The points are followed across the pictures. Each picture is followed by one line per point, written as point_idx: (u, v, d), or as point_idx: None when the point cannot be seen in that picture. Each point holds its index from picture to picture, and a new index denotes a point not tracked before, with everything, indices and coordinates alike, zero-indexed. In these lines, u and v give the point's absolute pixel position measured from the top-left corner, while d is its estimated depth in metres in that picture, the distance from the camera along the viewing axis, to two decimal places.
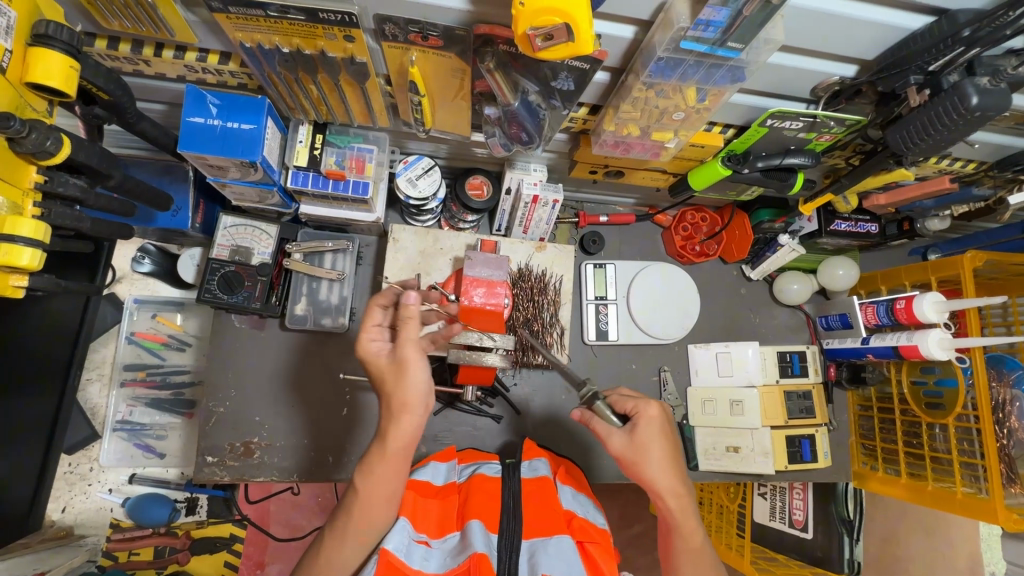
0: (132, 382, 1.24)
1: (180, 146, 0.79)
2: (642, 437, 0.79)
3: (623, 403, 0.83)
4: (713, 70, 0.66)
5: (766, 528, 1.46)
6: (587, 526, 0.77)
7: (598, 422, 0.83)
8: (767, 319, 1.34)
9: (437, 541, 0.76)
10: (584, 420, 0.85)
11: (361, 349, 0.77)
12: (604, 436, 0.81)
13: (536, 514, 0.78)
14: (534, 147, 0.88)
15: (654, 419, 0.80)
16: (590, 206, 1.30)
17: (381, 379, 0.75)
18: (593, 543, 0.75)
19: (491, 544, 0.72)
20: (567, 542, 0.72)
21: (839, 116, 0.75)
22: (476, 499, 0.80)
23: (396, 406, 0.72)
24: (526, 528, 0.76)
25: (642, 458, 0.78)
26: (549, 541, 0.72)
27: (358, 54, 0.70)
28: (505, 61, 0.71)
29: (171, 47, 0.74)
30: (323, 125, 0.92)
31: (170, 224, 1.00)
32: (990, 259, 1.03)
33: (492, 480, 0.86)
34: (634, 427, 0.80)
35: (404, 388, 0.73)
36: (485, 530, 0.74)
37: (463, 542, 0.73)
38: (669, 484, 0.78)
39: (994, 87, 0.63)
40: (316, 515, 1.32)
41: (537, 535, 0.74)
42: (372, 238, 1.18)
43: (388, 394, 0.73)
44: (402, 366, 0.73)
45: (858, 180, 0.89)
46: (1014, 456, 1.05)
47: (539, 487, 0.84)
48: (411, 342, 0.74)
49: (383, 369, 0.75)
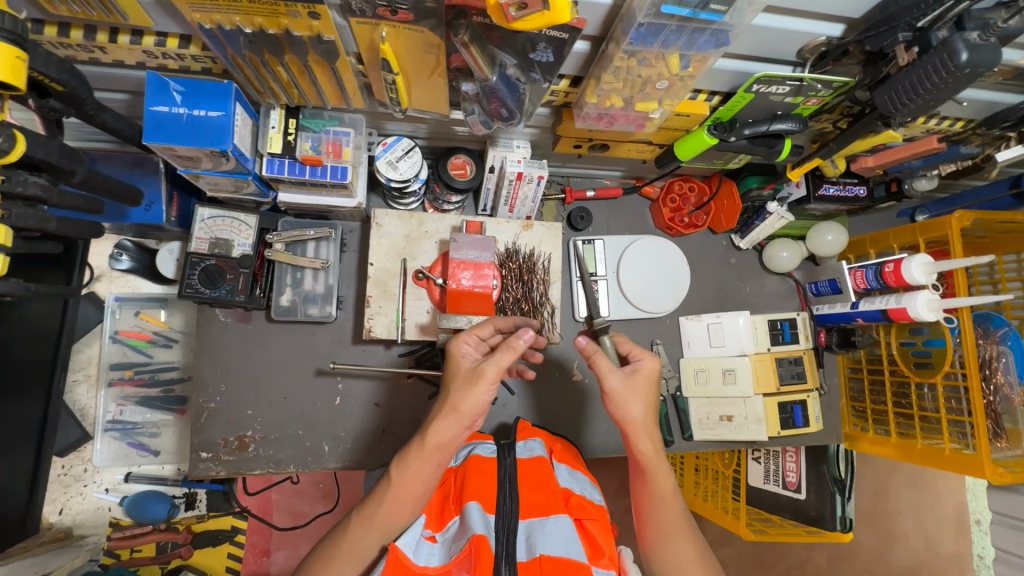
0: (120, 381, 1.22)
1: (145, 138, 0.76)
2: (638, 384, 0.82)
3: (629, 347, 0.86)
4: (696, 34, 0.63)
5: (761, 492, 1.46)
6: (584, 503, 0.79)
7: (600, 358, 0.83)
8: (756, 288, 1.34)
9: (440, 533, 0.77)
10: (585, 349, 0.84)
11: (450, 345, 0.80)
12: (602, 372, 0.82)
13: (532, 493, 0.78)
14: (515, 123, 0.85)
15: (653, 372, 0.84)
16: (576, 181, 1.28)
17: (453, 377, 0.77)
18: (591, 520, 0.77)
19: (490, 525, 0.73)
20: (565, 520, 0.74)
21: (826, 78, 0.73)
22: (473, 483, 0.80)
23: (450, 407, 0.76)
24: (523, 508, 0.76)
25: (632, 399, 0.82)
26: (546, 519, 0.73)
27: (324, 32, 0.67)
28: (480, 33, 0.69)
29: (127, 31, 0.70)
30: (296, 109, 0.89)
31: (144, 219, 0.97)
32: (978, 218, 1.03)
33: (489, 461, 0.85)
34: (632, 372, 0.83)
35: (467, 397, 0.75)
36: (482, 511, 0.75)
37: (463, 527, 0.74)
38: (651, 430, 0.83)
39: (983, 42, 0.62)
40: (318, 502, 1.33)
41: (535, 514, 0.75)
42: (355, 224, 1.14)
43: (448, 395, 0.76)
44: (477, 377, 0.75)
45: (847, 144, 0.89)
46: (1001, 411, 1.08)
47: (535, 468, 0.83)
48: (497, 368, 0.74)
49: (460, 372, 0.77)
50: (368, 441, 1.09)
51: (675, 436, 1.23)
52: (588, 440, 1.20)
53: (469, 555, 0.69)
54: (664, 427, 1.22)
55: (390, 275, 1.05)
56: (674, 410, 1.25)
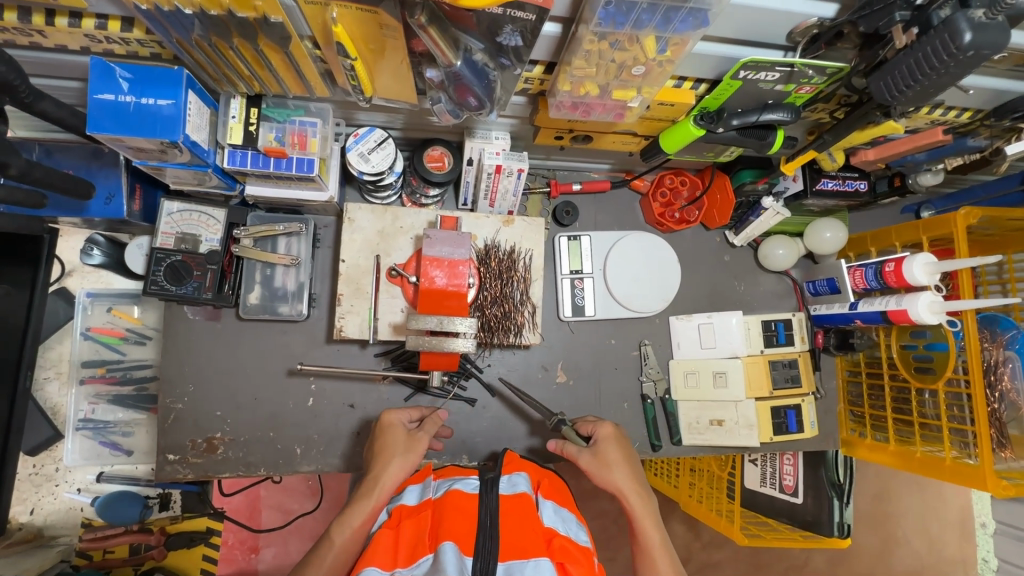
0: (91, 379, 1.19)
1: (90, 128, 0.71)
2: (604, 450, 0.87)
3: (585, 426, 0.94)
4: (671, 13, 0.58)
5: (757, 494, 1.40)
6: (568, 546, 0.70)
7: (567, 446, 0.92)
8: (750, 286, 1.29)
9: (409, 571, 0.68)
10: (556, 448, 0.93)
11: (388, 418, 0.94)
12: (573, 456, 0.89)
13: (515, 534, 0.71)
14: (486, 112, 0.80)
15: (611, 436, 0.90)
16: (563, 174, 1.22)
17: (392, 446, 0.89)
18: (574, 565, 0.68)
19: (464, 568, 0.65)
20: (546, 564, 0.66)
21: (818, 64, 0.67)
22: (450, 520, 0.73)
23: (398, 467, 0.86)
24: (503, 549, 0.69)
25: (608, 467, 0.85)
26: (526, 563, 0.66)
27: (270, 12, 0.62)
28: (440, 14, 0.63)
29: (65, 14, 0.65)
30: (258, 98, 0.84)
31: (104, 214, 0.92)
32: (986, 215, 0.97)
33: (469, 496, 0.79)
34: (596, 444, 0.89)
35: (410, 459, 0.88)
36: (458, 552, 0.68)
37: (434, 567, 0.66)
38: (633, 487, 0.84)
39: (989, 21, 0.56)
40: (306, 499, 1.32)
41: (515, 557, 0.68)
42: (329, 218, 1.10)
43: (390, 456, 0.88)
44: (416, 444, 0.91)
45: (842, 137, 0.83)
46: (1006, 418, 1.03)
47: (520, 504, 0.77)
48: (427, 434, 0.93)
49: (399, 438, 0.91)
50: (341, 444, 1.06)
51: (664, 441, 1.18)
52: None
53: None
54: (652, 431, 1.16)
55: (363, 272, 1.01)
56: (663, 413, 1.19)
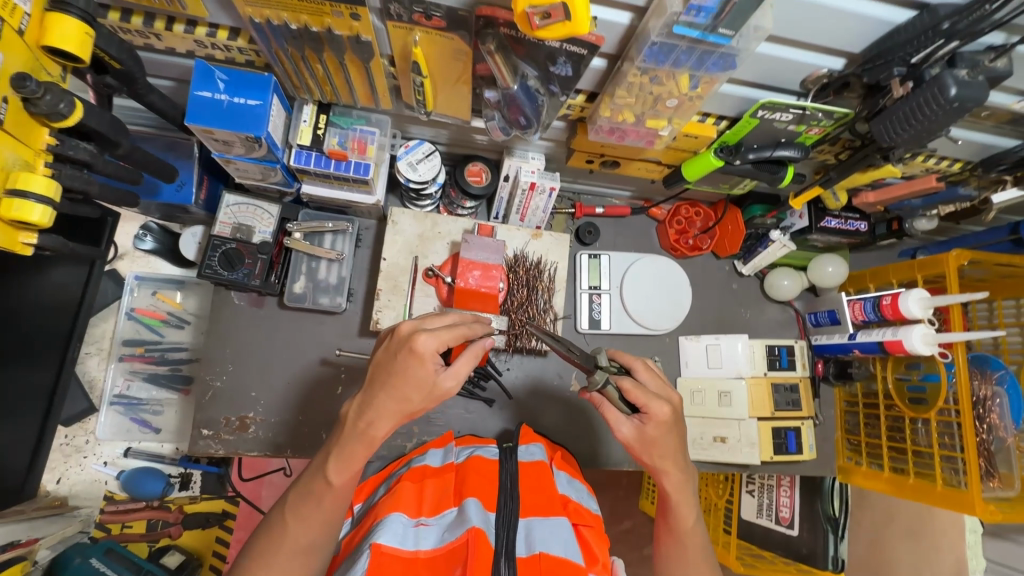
0: (130, 357, 1.25)
1: (187, 119, 0.81)
2: (650, 434, 0.78)
3: (635, 395, 0.78)
4: (705, 56, 0.68)
5: (752, 526, 1.47)
6: (581, 509, 0.80)
7: (609, 409, 0.81)
8: (756, 314, 1.37)
9: (433, 518, 0.76)
10: (594, 401, 0.83)
11: (419, 344, 0.70)
12: (613, 426, 0.80)
13: (532, 495, 0.79)
14: (532, 132, 0.91)
15: (664, 421, 0.78)
16: (587, 198, 1.32)
17: (409, 384, 0.71)
18: (587, 526, 0.77)
19: (488, 520, 0.73)
20: (563, 523, 0.74)
21: (827, 108, 0.77)
22: (474, 481, 0.82)
23: (402, 414, 0.73)
24: (523, 508, 0.77)
25: (649, 449, 0.80)
26: (545, 520, 0.74)
27: (363, 32, 0.73)
28: (507, 44, 0.74)
29: (182, 21, 0.76)
30: (327, 106, 0.95)
31: (174, 199, 1.02)
32: (975, 258, 1.06)
33: (490, 462, 0.88)
34: (642, 424, 0.78)
35: (423, 407, 0.74)
36: (482, 508, 0.75)
37: (460, 518, 0.74)
38: (674, 475, 0.81)
39: (972, 79, 0.66)
40: None
41: (534, 514, 0.75)
42: (372, 222, 1.19)
43: (406, 403, 0.72)
44: (436, 390, 0.73)
45: (846, 175, 0.93)
46: (994, 451, 1.08)
47: (537, 471, 0.85)
48: (455, 378, 0.74)
49: (422, 385, 0.71)
50: None
51: None
52: (585, 450, 1.19)
53: (464, 546, 0.68)
54: None
55: (401, 271, 1.09)
56: None
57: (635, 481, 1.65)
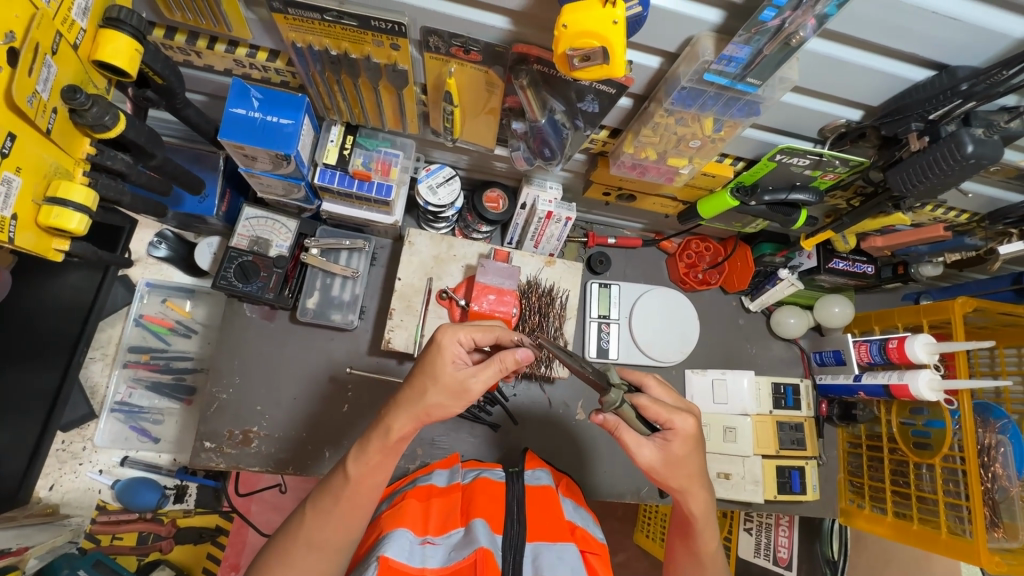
0: (135, 364, 1.25)
1: (220, 134, 0.82)
2: (676, 453, 0.77)
3: (659, 413, 0.77)
4: (731, 103, 0.71)
5: (750, 565, 1.46)
6: (588, 536, 0.78)
7: (626, 432, 0.77)
8: (762, 351, 1.37)
9: (439, 538, 0.75)
10: (607, 425, 0.79)
11: (438, 337, 0.75)
12: (634, 448, 0.77)
13: (541, 522, 0.78)
14: (555, 163, 0.92)
15: (689, 436, 0.77)
16: (599, 228, 1.35)
17: (431, 378, 0.73)
18: (594, 554, 0.75)
19: (495, 543, 0.72)
20: (571, 549, 0.73)
21: (844, 156, 0.80)
22: (482, 502, 0.80)
23: (420, 411, 0.73)
24: (530, 532, 0.76)
25: (673, 469, 0.78)
26: (553, 546, 0.73)
27: (400, 61, 0.75)
28: (537, 80, 0.76)
29: (224, 41, 0.78)
30: (355, 127, 0.97)
31: (195, 209, 1.04)
32: (980, 306, 1.07)
33: (498, 484, 0.86)
34: (666, 443, 0.77)
35: (440, 406, 0.74)
36: (489, 529, 0.75)
37: (468, 538, 0.73)
38: (700, 496, 0.81)
39: (988, 138, 0.69)
40: None
41: (541, 539, 0.75)
42: (387, 241, 1.20)
43: (422, 401, 0.73)
44: (462, 391, 0.74)
45: (858, 221, 0.95)
46: (998, 501, 1.08)
47: (544, 496, 0.85)
48: (482, 384, 0.74)
49: (441, 377, 0.73)
50: None
51: None
52: (588, 480, 1.18)
53: (472, 567, 0.67)
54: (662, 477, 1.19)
55: (415, 292, 1.09)
56: None
57: (631, 513, 1.64)
